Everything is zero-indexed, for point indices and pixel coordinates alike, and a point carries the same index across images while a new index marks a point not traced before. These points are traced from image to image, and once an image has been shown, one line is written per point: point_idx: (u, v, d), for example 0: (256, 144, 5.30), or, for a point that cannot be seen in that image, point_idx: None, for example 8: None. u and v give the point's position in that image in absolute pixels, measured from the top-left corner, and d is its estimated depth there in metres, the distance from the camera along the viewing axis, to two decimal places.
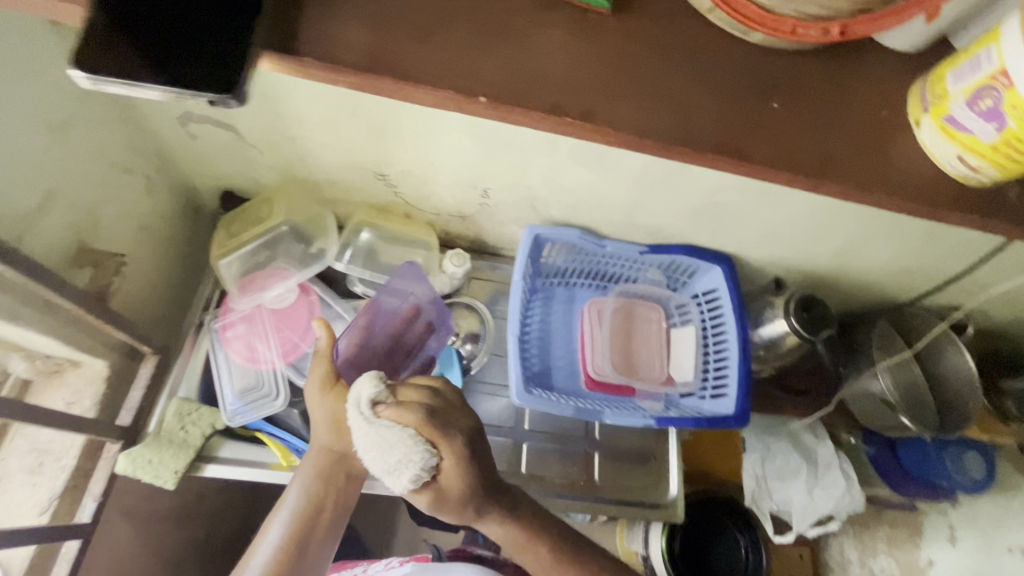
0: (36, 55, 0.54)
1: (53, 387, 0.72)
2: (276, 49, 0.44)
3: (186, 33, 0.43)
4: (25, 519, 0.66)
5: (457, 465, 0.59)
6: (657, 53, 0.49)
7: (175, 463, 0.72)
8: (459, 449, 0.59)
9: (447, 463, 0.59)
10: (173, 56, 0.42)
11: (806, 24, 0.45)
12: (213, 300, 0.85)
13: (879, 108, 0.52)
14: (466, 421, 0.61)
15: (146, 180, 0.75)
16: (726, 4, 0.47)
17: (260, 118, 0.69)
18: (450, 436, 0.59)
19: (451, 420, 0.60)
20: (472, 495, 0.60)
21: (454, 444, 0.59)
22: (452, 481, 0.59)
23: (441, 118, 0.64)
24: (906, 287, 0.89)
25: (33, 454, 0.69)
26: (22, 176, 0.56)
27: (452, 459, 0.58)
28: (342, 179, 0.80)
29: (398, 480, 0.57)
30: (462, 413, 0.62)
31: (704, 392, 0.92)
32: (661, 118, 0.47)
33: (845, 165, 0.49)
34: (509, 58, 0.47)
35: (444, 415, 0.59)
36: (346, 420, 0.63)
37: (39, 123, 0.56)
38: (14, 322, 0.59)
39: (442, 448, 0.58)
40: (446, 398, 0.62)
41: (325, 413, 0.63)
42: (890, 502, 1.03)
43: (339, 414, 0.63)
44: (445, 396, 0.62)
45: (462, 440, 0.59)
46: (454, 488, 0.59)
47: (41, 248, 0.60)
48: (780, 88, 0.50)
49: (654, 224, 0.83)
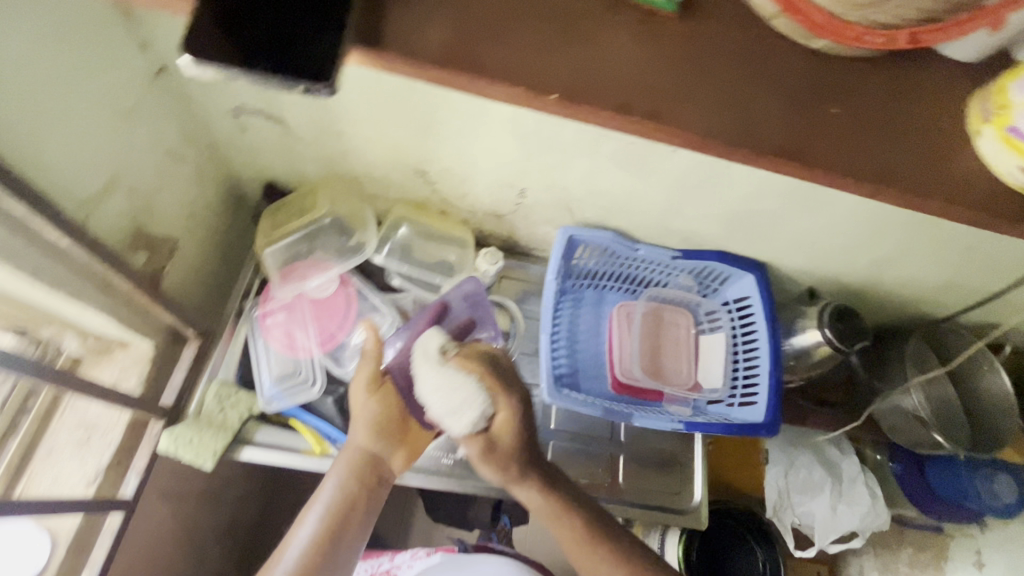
0: (109, 45, 0.56)
1: (101, 366, 0.74)
2: (364, 45, 0.46)
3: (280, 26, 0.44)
4: (73, 489, 0.69)
5: (510, 419, 0.65)
6: (721, 54, 0.50)
7: (215, 445, 0.75)
8: (513, 406, 0.65)
9: (500, 416, 0.65)
10: (267, 46, 0.43)
11: (873, 31, 0.45)
12: (253, 287, 0.88)
13: (938, 116, 0.51)
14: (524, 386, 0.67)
15: (196, 168, 0.78)
16: (794, 9, 0.46)
17: (309, 113, 0.70)
18: (509, 391, 0.66)
19: (510, 378, 0.67)
20: (519, 453, 0.65)
21: (511, 399, 0.65)
22: (504, 430, 0.64)
23: (487, 118, 0.65)
24: (942, 303, 0.87)
25: (81, 428, 0.73)
26: (89, 160, 0.58)
27: (507, 410, 0.65)
28: (382, 174, 0.81)
29: (458, 421, 0.63)
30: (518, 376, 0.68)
31: (732, 399, 0.92)
32: (725, 120, 0.48)
33: (903, 175, 0.49)
34: (577, 57, 0.48)
35: (506, 374, 0.67)
36: (384, 422, 0.66)
37: (107, 110, 0.59)
38: (75, 301, 0.61)
39: (500, 399, 0.65)
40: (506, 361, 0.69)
41: (370, 412, 0.67)
42: (913, 521, 1.01)
43: (382, 415, 0.67)
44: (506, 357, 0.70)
45: (518, 398, 0.66)
46: (506, 440, 0.64)
47: (103, 228, 0.63)
48: (842, 92, 0.50)
49: (688, 229, 0.83)
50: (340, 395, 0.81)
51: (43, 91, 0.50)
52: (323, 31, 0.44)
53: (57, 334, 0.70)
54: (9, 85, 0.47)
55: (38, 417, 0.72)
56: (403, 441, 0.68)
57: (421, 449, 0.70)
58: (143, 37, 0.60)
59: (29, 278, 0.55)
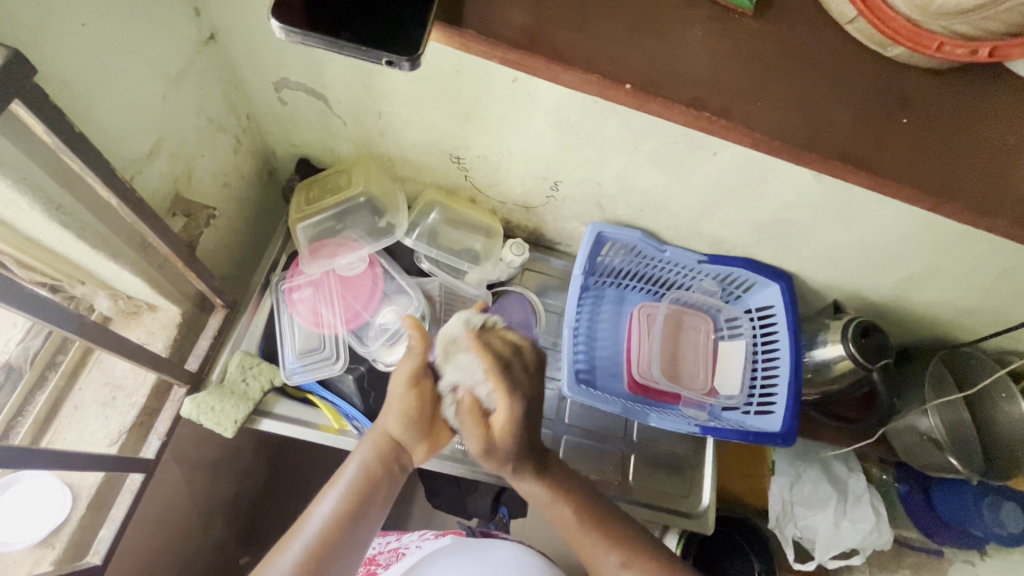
0: (166, 9, 0.57)
1: (130, 327, 0.76)
2: (445, 21, 0.46)
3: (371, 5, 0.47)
4: (97, 447, 0.72)
5: (510, 420, 0.63)
6: (793, 55, 0.50)
7: (236, 414, 0.75)
8: (514, 408, 0.63)
9: (501, 416, 0.63)
10: (360, 23, 0.47)
11: (953, 41, 0.46)
12: (281, 261, 0.88)
13: (1001, 134, 0.50)
14: (528, 389, 0.66)
15: (235, 139, 0.78)
16: (875, 16, 0.47)
17: (352, 91, 0.70)
18: (514, 391, 0.64)
19: (516, 379, 0.65)
20: (512, 454, 0.64)
21: (514, 399, 0.64)
22: (502, 429, 0.63)
23: (531, 107, 0.65)
24: (967, 327, 0.86)
25: (107, 388, 0.75)
26: (139, 122, 0.59)
27: (508, 412, 0.63)
28: (416, 157, 0.81)
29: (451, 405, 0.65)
30: (526, 377, 0.66)
31: (749, 406, 0.91)
32: (793, 121, 0.48)
33: (968, 189, 0.48)
34: (649, 49, 0.48)
35: (511, 375, 0.65)
36: (417, 414, 0.66)
37: (160, 75, 0.59)
38: (115, 261, 0.62)
39: (502, 397, 0.63)
40: (525, 358, 0.68)
41: (406, 403, 0.66)
42: (917, 545, 0.98)
43: (417, 407, 0.66)
44: (524, 358, 0.68)
45: (521, 403, 0.64)
46: (503, 439, 0.63)
47: (145, 190, 0.64)
48: (909, 104, 0.50)
49: (717, 234, 0.82)
50: (360, 374, 0.81)
51: (104, 50, 0.51)
52: (407, 8, 0.46)
53: (90, 293, 0.70)
54: (68, 40, 0.47)
55: (67, 372, 0.74)
56: (428, 436, 0.67)
57: (442, 445, 0.70)
58: (198, 4, 0.60)
59: (72, 235, 0.56)
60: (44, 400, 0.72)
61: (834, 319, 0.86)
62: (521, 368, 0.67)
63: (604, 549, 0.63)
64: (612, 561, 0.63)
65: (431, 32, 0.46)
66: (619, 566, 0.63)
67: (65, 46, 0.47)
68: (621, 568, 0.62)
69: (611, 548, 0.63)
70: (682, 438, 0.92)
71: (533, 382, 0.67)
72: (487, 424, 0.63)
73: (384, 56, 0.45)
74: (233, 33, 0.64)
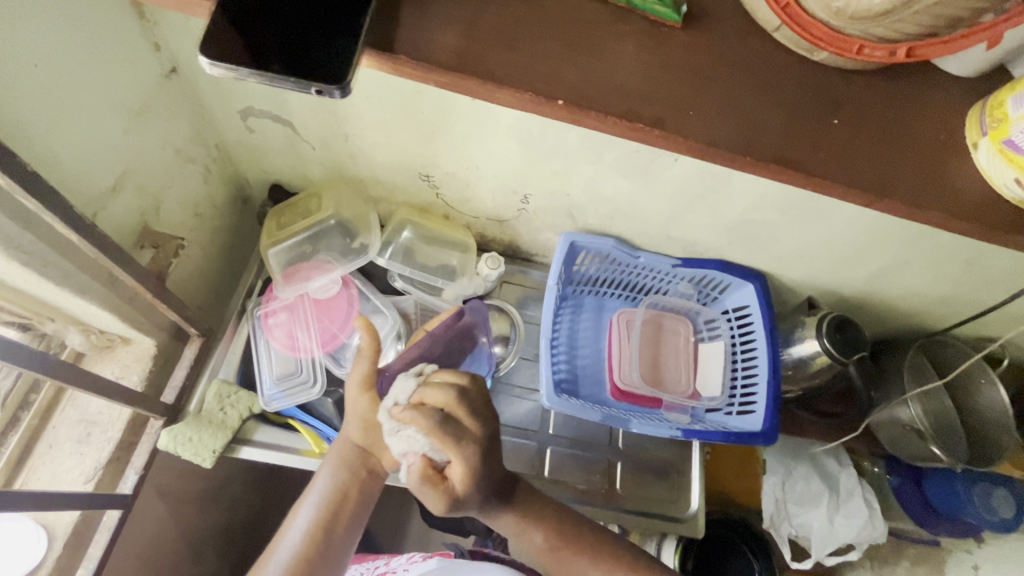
0: (123, 48, 0.58)
1: (104, 362, 0.76)
2: (376, 46, 0.47)
3: (301, 33, 0.47)
4: (73, 485, 0.71)
5: (469, 471, 0.59)
6: (724, 64, 0.51)
7: (214, 443, 0.74)
8: (468, 457, 0.60)
9: (458, 468, 0.59)
10: (291, 52, 0.46)
11: (871, 44, 0.48)
12: (256, 287, 0.89)
13: (936, 129, 0.52)
14: (480, 432, 0.61)
15: (203, 169, 0.79)
16: (794, 22, 0.49)
17: (317, 117, 0.71)
18: (461, 442, 0.60)
19: (462, 430, 0.61)
20: (481, 498, 0.61)
21: (465, 452, 0.59)
22: (463, 483, 0.59)
23: (492, 124, 0.66)
24: (941, 316, 0.87)
25: (82, 424, 0.74)
26: (99, 159, 0.60)
27: (462, 465, 0.59)
28: (387, 178, 0.82)
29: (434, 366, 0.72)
30: (476, 421, 0.62)
31: (730, 407, 0.92)
32: (728, 127, 0.49)
33: (904, 184, 0.50)
34: (583, 64, 0.49)
35: (456, 424, 0.60)
36: (377, 420, 0.66)
37: (117, 113, 0.60)
38: (82, 296, 0.62)
39: (450, 452, 0.59)
40: (472, 397, 0.63)
41: (361, 409, 0.66)
42: (912, 536, 0.98)
43: (377, 413, 0.66)
44: (467, 399, 0.62)
45: (473, 448, 0.60)
46: (467, 491, 0.60)
47: (110, 225, 0.64)
48: (841, 106, 0.51)
49: (689, 237, 0.82)
50: (340, 397, 0.82)
51: (58, 89, 0.52)
52: (337, 36, 0.46)
53: (61, 330, 0.70)
54: (19, 82, 0.48)
55: (41, 411, 0.74)
56: None
57: None
58: (156, 39, 0.61)
59: (35, 274, 0.56)
60: (17, 440, 0.71)
61: (809, 315, 0.87)
62: (467, 410, 0.62)
63: (583, 564, 0.65)
64: (592, 573, 0.65)
65: (362, 58, 0.47)
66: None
67: (15, 89, 0.47)
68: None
69: (593, 558, 0.65)
70: (667, 442, 0.92)
71: (484, 421, 0.63)
72: (445, 485, 0.59)
73: (312, 86, 0.45)
74: (195, 66, 0.65)
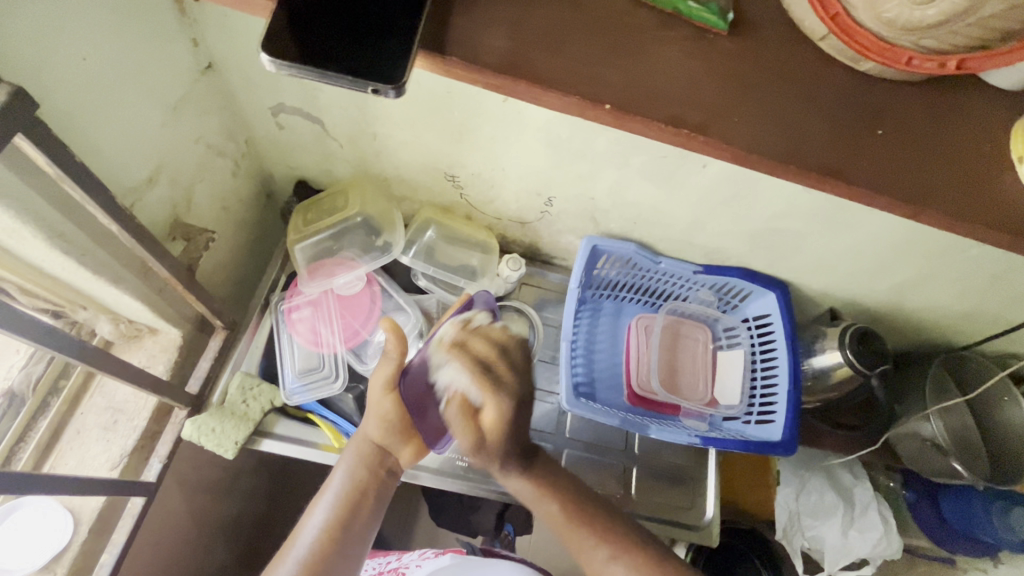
0: (165, 43, 0.59)
1: (131, 351, 0.77)
2: (429, 49, 0.48)
3: (356, 32, 0.48)
4: (99, 471, 0.72)
5: (500, 421, 0.63)
6: (767, 71, 0.51)
7: (237, 435, 0.75)
8: (503, 407, 0.63)
9: (490, 415, 0.63)
10: (343, 51, 0.47)
11: (921, 56, 0.47)
12: (280, 282, 0.89)
13: (979, 141, 0.52)
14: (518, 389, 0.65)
15: (233, 163, 0.80)
16: (843, 32, 0.48)
17: (347, 115, 0.71)
18: (499, 392, 0.64)
19: (499, 379, 0.65)
20: (503, 452, 0.64)
21: (501, 402, 0.63)
22: (491, 431, 0.63)
23: (520, 126, 0.66)
24: (966, 331, 0.85)
25: (109, 411, 0.76)
26: (138, 152, 0.61)
27: (495, 412, 0.63)
28: (412, 177, 0.82)
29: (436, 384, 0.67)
30: (516, 376, 0.66)
31: (749, 416, 0.91)
32: (770, 136, 0.49)
33: (944, 197, 0.50)
34: (627, 70, 0.50)
35: (496, 375, 0.65)
36: (396, 420, 0.67)
37: (157, 106, 0.61)
38: (117, 285, 0.64)
39: (487, 398, 0.63)
40: (513, 355, 0.67)
41: (385, 409, 0.67)
42: (928, 554, 0.97)
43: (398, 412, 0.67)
44: (509, 354, 0.67)
45: (509, 402, 0.64)
46: (493, 439, 0.63)
47: (144, 217, 0.66)
48: (884, 116, 0.51)
49: (711, 244, 0.82)
50: (360, 393, 0.83)
51: (105, 81, 0.53)
52: (390, 36, 0.47)
53: (92, 318, 0.72)
54: (69, 74, 0.49)
55: (70, 397, 0.75)
56: (412, 438, 0.69)
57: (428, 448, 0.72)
58: (195, 36, 0.62)
59: (74, 262, 0.57)
60: (46, 425, 0.73)
61: (831, 326, 0.86)
62: (505, 364, 0.66)
63: (593, 543, 0.64)
64: (600, 554, 0.64)
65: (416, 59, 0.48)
66: (607, 559, 0.63)
67: (63, 81, 0.49)
68: (610, 561, 0.63)
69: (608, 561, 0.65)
70: (683, 449, 0.92)
71: (523, 380, 0.66)
72: (478, 425, 0.63)
73: (369, 85, 0.46)
74: (229, 62, 0.66)
